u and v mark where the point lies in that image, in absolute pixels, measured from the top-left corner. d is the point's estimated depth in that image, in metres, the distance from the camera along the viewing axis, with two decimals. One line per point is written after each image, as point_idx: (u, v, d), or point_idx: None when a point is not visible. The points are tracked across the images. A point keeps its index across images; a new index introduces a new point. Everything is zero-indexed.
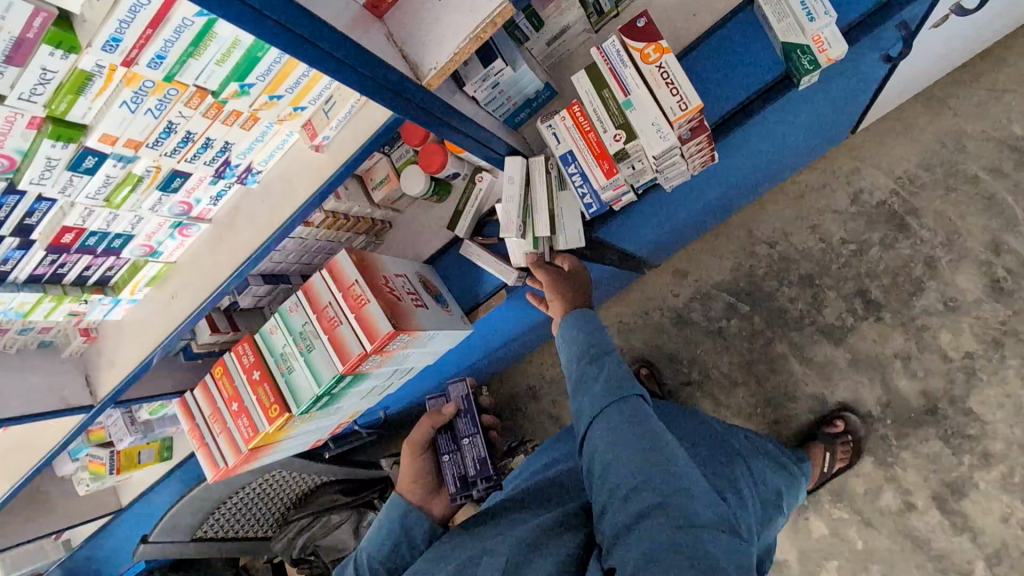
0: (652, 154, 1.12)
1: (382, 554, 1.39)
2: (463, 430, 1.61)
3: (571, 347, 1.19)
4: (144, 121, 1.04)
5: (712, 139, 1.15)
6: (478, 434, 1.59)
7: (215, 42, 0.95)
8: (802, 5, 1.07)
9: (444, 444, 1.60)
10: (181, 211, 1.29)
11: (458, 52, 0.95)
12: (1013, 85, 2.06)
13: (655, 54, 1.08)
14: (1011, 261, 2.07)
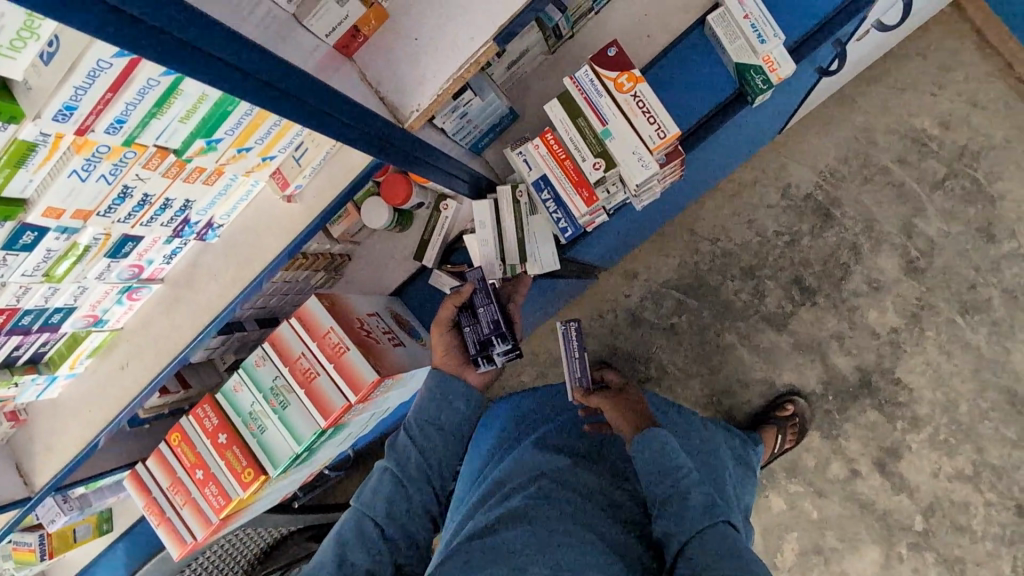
0: (631, 179, 1.17)
1: (429, 417, 1.23)
2: (480, 299, 1.30)
3: (644, 466, 1.30)
4: (96, 189, 0.96)
5: (683, 161, 1.23)
6: (495, 300, 1.28)
7: (180, 99, 0.89)
8: (753, 28, 1.15)
9: (463, 314, 1.31)
10: (131, 275, 1.18)
11: (440, 93, 0.95)
12: (911, 82, 2.28)
13: (629, 83, 1.14)
14: (922, 242, 2.28)
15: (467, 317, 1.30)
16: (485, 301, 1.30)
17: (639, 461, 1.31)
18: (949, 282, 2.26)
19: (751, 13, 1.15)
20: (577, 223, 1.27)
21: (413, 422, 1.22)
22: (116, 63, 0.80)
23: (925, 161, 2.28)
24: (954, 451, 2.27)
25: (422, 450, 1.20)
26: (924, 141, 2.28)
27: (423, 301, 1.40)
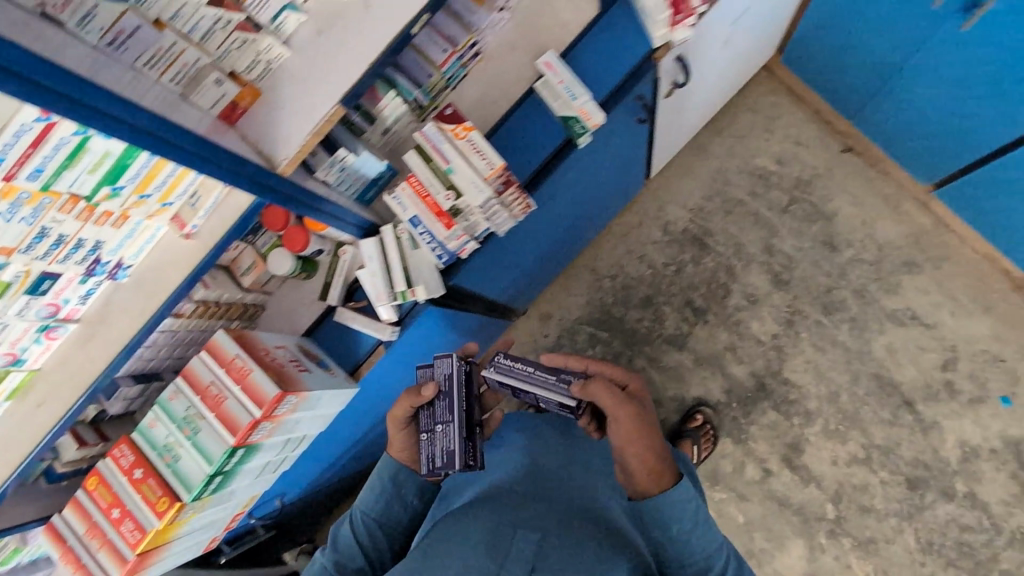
0: (475, 207, 1.30)
1: (379, 512, 1.46)
2: (442, 410, 1.49)
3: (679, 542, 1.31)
4: (18, 229, 1.07)
5: (523, 189, 1.33)
6: (456, 423, 1.48)
7: (88, 155, 1.05)
8: (566, 88, 1.39)
9: (425, 419, 1.50)
10: (48, 313, 1.25)
11: (305, 144, 1.13)
12: (747, 131, 2.76)
13: (463, 131, 1.23)
14: (782, 258, 2.66)
15: (425, 425, 1.49)
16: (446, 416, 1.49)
17: (671, 528, 1.31)
18: (809, 289, 2.62)
19: (564, 78, 1.39)
20: (450, 249, 1.37)
21: (361, 516, 1.45)
22: (35, 123, 0.95)
23: (770, 192, 2.72)
24: (846, 439, 2.52)
25: (366, 541, 1.43)
26: (767, 176, 2.73)
27: (332, 339, 1.54)
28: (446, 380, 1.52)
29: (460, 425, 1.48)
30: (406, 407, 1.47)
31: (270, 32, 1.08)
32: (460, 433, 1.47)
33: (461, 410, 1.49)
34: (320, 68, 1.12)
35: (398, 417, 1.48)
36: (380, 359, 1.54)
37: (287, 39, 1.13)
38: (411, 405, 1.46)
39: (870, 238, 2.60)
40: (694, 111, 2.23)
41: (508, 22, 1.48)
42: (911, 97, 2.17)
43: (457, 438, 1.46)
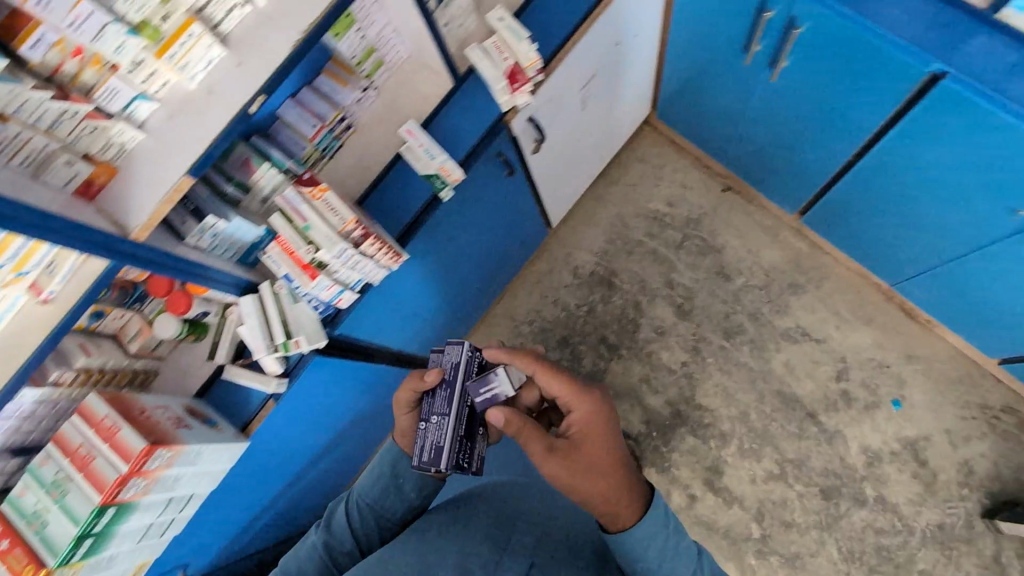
0: (333, 259, 1.34)
1: (372, 501, 1.46)
2: (439, 401, 1.50)
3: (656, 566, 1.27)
4: None
5: (385, 240, 1.40)
6: (450, 417, 1.47)
7: None
8: (425, 150, 1.57)
9: (426, 407, 1.51)
10: None
11: (158, 208, 1.12)
12: (639, 179, 3.04)
13: (317, 191, 1.31)
14: (683, 290, 2.87)
15: (424, 413, 1.49)
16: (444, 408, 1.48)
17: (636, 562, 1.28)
18: (710, 317, 2.82)
19: (423, 142, 1.57)
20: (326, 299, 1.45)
21: (359, 501, 1.47)
22: None
23: (665, 231, 2.96)
24: (761, 456, 2.64)
25: (358, 528, 1.45)
26: (660, 217, 2.98)
27: (224, 396, 1.62)
28: (451, 367, 1.53)
29: (455, 420, 1.47)
30: (410, 392, 1.50)
31: (126, 118, 1.10)
32: (454, 428, 1.46)
33: (460, 404, 1.49)
34: (179, 145, 1.12)
35: (405, 401, 1.50)
36: (270, 414, 1.62)
37: (143, 126, 1.14)
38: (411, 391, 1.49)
39: (757, 265, 2.85)
40: (588, 161, 2.38)
41: (376, 99, 1.69)
42: (752, 153, 2.48)
43: (448, 435, 1.45)
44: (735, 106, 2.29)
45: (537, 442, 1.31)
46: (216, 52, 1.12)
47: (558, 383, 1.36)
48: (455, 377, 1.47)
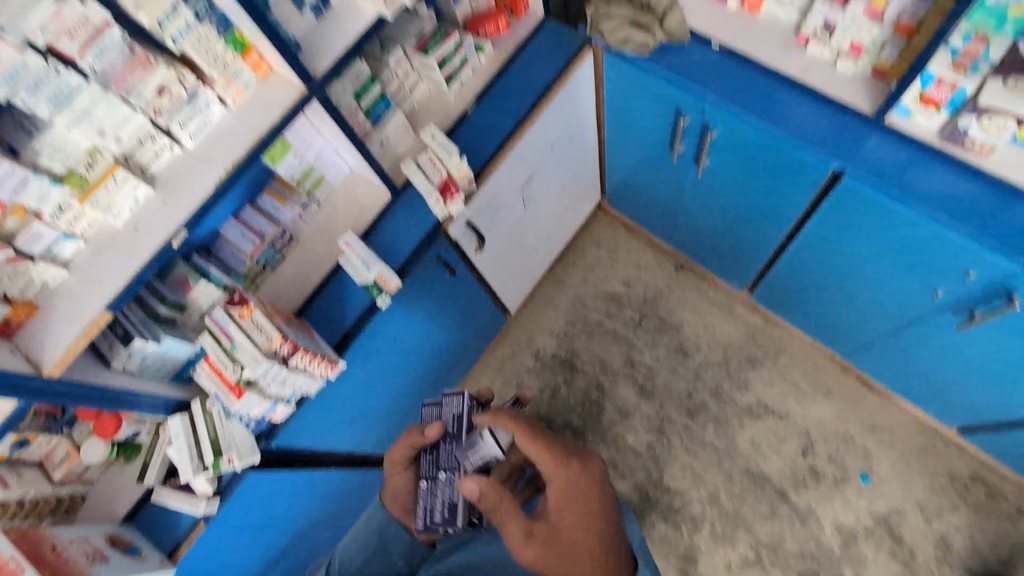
0: (259, 377, 1.35)
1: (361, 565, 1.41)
2: (445, 452, 1.53)
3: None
4: None
5: (316, 352, 1.42)
6: (458, 469, 1.49)
7: None
8: (362, 260, 1.62)
9: (427, 463, 1.53)
10: None
11: (75, 344, 1.14)
12: (596, 261, 3.13)
13: (245, 311, 1.35)
14: (644, 369, 2.89)
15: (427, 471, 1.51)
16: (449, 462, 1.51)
17: None
18: (672, 395, 2.82)
19: (359, 253, 1.63)
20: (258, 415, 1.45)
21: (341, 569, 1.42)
22: None
23: (624, 311, 3.01)
24: (734, 541, 2.55)
25: None
26: (618, 297, 3.05)
27: (156, 517, 1.58)
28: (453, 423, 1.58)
29: (464, 474, 1.49)
30: (410, 447, 1.52)
31: (50, 260, 1.14)
32: (462, 484, 1.48)
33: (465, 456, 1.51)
34: (103, 281, 1.17)
35: (404, 457, 1.52)
36: (201, 534, 1.56)
37: (69, 264, 1.18)
38: (411, 446, 1.51)
39: (714, 341, 2.89)
40: (537, 253, 2.45)
41: (319, 211, 1.75)
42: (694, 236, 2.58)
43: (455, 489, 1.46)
44: (673, 196, 2.41)
45: (516, 522, 1.21)
46: (144, 192, 1.19)
47: (535, 449, 1.31)
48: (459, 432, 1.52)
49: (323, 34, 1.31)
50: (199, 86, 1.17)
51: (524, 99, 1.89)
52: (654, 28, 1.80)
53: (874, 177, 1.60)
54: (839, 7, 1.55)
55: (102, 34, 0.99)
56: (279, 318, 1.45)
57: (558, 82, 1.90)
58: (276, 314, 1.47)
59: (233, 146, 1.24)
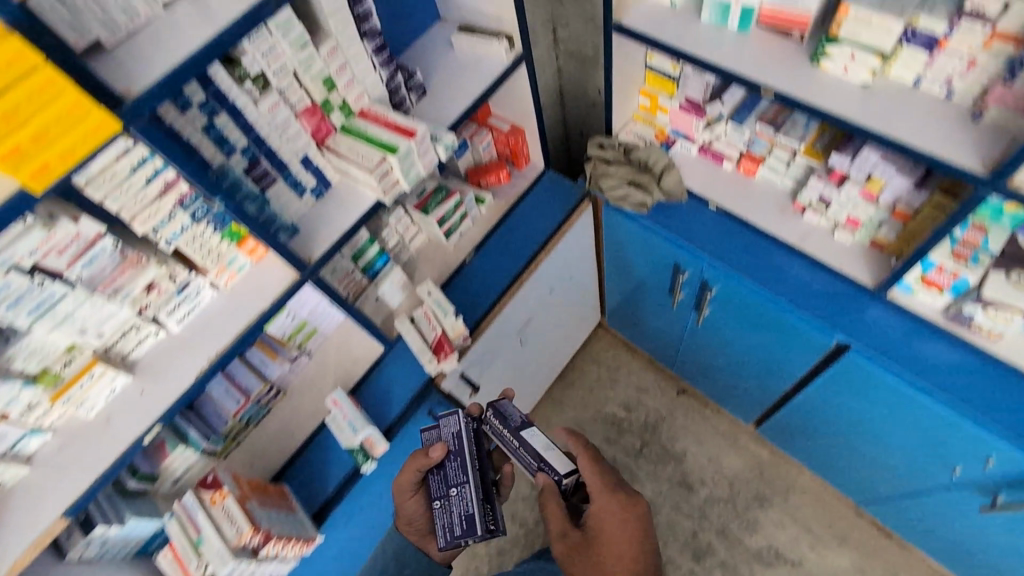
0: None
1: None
2: (453, 470, 1.41)
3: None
4: None
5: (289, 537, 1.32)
6: (468, 483, 1.38)
7: None
8: (349, 423, 1.56)
9: (433, 483, 1.41)
10: None
11: (22, 555, 1.04)
12: (594, 382, 3.06)
13: (218, 497, 1.28)
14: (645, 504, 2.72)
15: (439, 486, 1.40)
16: (460, 477, 1.39)
17: None
18: (676, 535, 2.64)
19: (348, 413, 1.58)
20: None
21: None
22: None
23: (623, 438, 2.89)
24: None
25: None
26: (617, 422, 2.94)
27: None
28: (452, 439, 1.43)
29: (475, 486, 1.38)
30: (415, 472, 1.42)
31: (12, 458, 1.08)
32: (478, 495, 1.37)
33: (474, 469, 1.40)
34: (64, 480, 1.10)
35: (410, 482, 1.43)
36: None
37: (32, 458, 1.12)
38: (416, 472, 1.42)
39: (719, 474, 2.75)
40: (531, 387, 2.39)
41: (309, 362, 1.72)
42: (691, 370, 2.51)
43: (470, 500, 1.36)
44: (669, 333, 2.36)
45: (557, 521, 1.26)
46: (122, 382, 1.15)
47: (591, 470, 1.30)
48: (460, 448, 1.40)
49: (322, 216, 1.32)
50: (191, 276, 1.17)
51: (524, 249, 1.89)
52: (653, 188, 1.83)
53: (870, 350, 1.55)
54: (834, 184, 1.56)
55: (93, 245, 0.99)
56: (257, 499, 1.36)
57: (555, 234, 1.91)
58: (257, 492, 1.39)
59: (219, 331, 1.21)
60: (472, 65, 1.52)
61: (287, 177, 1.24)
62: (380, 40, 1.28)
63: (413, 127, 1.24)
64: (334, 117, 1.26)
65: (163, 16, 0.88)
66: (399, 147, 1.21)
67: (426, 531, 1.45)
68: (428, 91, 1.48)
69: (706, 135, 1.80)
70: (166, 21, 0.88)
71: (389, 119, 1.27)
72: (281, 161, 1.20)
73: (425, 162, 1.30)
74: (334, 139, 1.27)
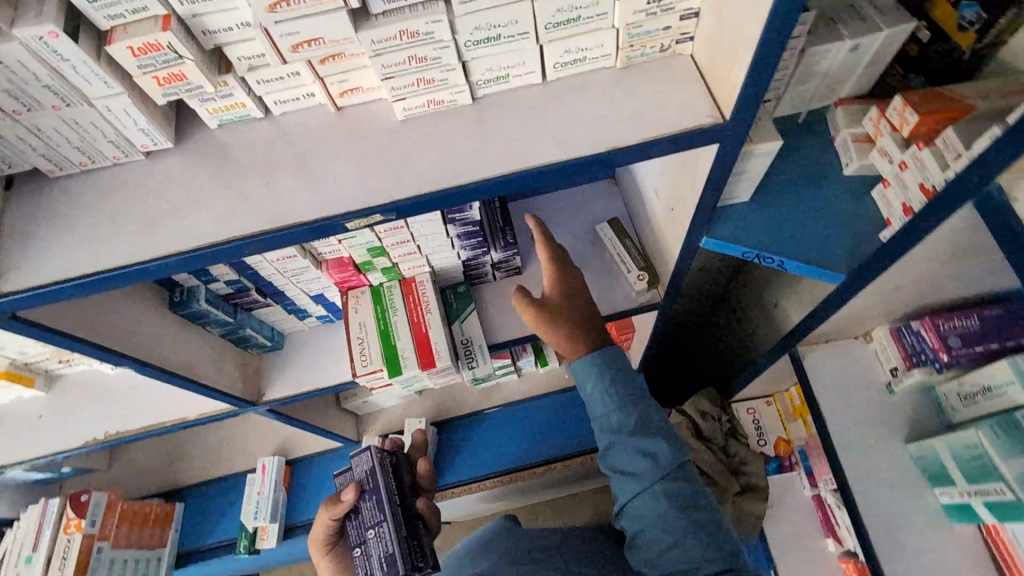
0: None
1: None
2: (371, 509, 0.91)
3: (646, 538, 0.83)
4: None
5: None
6: (386, 525, 0.88)
7: None
8: (255, 504, 1.40)
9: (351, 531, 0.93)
10: None
11: None
12: None
13: (70, 529, 1.16)
14: None
15: (354, 532, 0.92)
16: (376, 511, 0.91)
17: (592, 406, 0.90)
18: None
19: (263, 491, 1.41)
20: None
21: None
22: None
23: None
24: None
25: None
26: None
27: None
28: (363, 469, 0.94)
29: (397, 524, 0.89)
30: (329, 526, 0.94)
31: None
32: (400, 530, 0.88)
33: (394, 504, 0.91)
34: None
35: (324, 540, 0.95)
36: None
37: None
38: (327, 522, 0.93)
39: None
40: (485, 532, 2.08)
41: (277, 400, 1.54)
42: None
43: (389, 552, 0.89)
44: None
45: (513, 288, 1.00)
46: (31, 393, 1.06)
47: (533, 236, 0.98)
48: (375, 478, 0.92)
49: (310, 349, 1.11)
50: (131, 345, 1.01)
51: (541, 449, 1.49)
52: (726, 507, 1.28)
53: None
54: None
55: None
56: (116, 537, 1.25)
57: (588, 458, 1.48)
58: (124, 527, 1.27)
59: (136, 409, 1.06)
60: (587, 278, 1.09)
61: (287, 305, 1.01)
62: (472, 227, 0.93)
63: (438, 357, 0.94)
64: (373, 275, 0.99)
65: (141, 175, 0.65)
66: (403, 373, 0.93)
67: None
68: (523, 271, 1.12)
69: (831, 499, 1.22)
70: (140, 184, 0.65)
71: (426, 319, 0.98)
72: (281, 293, 0.97)
73: (438, 381, 1.00)
74: (358, 296, 1.00)
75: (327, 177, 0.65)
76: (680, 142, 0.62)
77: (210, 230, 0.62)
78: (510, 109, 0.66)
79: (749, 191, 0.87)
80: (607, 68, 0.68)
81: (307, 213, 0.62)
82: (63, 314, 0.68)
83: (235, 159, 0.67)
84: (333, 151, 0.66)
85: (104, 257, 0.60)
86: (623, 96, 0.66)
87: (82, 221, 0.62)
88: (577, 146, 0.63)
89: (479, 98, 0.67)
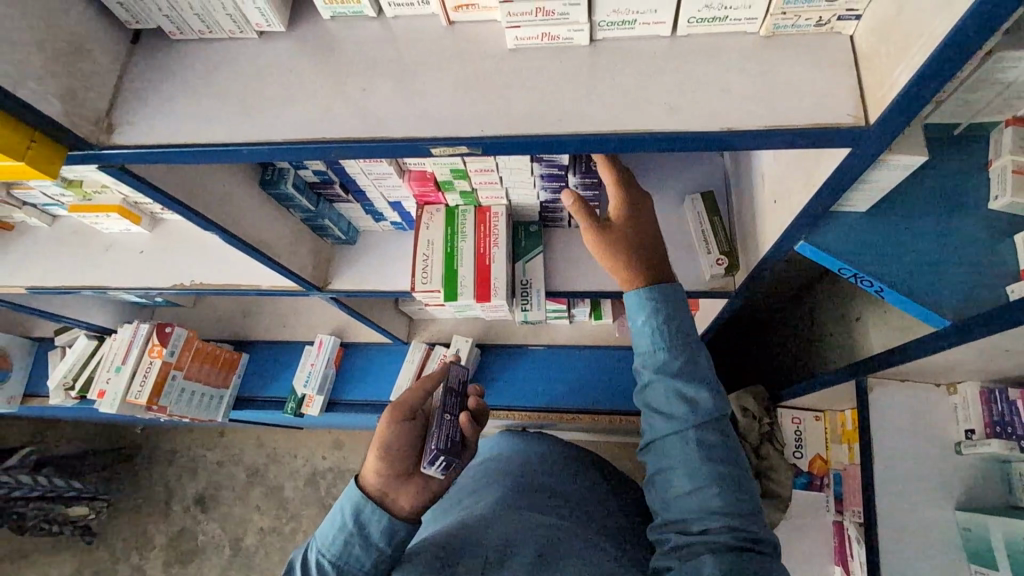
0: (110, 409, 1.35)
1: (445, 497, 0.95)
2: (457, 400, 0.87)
3: (665, 479, 0.77)
4: None
5: (174, 417, 1.39)
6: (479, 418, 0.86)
7: None
8: (306, 373, 1.52)
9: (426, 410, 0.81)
10: None
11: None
12: None
13: (153, 354, 1.33)
14: None
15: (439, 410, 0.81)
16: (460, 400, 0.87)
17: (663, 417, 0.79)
18: None
19: (315, 364, 1.54)
20: None
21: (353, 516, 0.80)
22: None
23: None
24: None
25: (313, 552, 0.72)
26: None
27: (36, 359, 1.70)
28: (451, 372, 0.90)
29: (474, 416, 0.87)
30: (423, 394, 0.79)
31: (41, 213, 1.20)
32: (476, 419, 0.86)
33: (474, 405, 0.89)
34: (52, 261, 1.21)
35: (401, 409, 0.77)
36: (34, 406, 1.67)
37: (58, 217, 1.23)
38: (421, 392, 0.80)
39: None
40: None
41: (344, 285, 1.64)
42: None
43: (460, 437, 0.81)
44: None
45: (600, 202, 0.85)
46: (136, 229, 1.18)
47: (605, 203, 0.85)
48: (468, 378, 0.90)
49: (380, 249, 1.15)
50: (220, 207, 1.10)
51: (571, 397, 1.52)
52: None
53: None
54: None
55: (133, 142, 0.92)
56: (189, 370, 1.43)
57: (613, 418, 1.51)
58: (195, 363, 1.45)
59: (217, 267, 1.16)
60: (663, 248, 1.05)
61: (365, 205, 1.05)
62: (557, 171, 0.90)
63: (493, 294, 0.95)
64: (450, 196, 0.98)
65: (253, 52, 0.68)
66: (457, 300, 0.95)
67: (407, 470, 0.73)
68: None
69: (856, 531, 1.16)
70: (248, 64, 0.67)
71: (491, 253, 0.98)
72: (362, 193, 1.00)
73: (491, 313, 1.02)
74: (432, 214, 1.01)
75: (423, 94, 0.63)
76: (803, 138, 0.56)
77: (302, 124, 0.64)
78: (628, 59, 0.61)
79: (870, 202, 0.77)
80: (747, 34, 0.60)
81: (397, 130, 0.62)
82: (165, 175, 0.76)
83: (340, 55, 0.67)
84: (433, 66, 0.64)
85: (207, 132, 0.64)
86: (755, 69, 0.59)
87: (192, 89, 0.66)
88: (689, 118, 0.58)
89: (597, 41, 0.62)
